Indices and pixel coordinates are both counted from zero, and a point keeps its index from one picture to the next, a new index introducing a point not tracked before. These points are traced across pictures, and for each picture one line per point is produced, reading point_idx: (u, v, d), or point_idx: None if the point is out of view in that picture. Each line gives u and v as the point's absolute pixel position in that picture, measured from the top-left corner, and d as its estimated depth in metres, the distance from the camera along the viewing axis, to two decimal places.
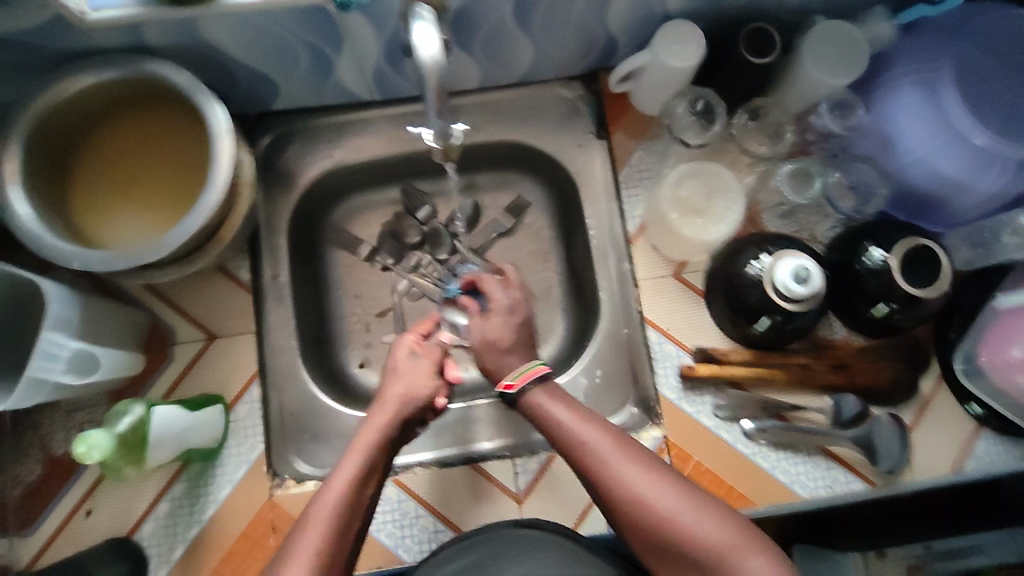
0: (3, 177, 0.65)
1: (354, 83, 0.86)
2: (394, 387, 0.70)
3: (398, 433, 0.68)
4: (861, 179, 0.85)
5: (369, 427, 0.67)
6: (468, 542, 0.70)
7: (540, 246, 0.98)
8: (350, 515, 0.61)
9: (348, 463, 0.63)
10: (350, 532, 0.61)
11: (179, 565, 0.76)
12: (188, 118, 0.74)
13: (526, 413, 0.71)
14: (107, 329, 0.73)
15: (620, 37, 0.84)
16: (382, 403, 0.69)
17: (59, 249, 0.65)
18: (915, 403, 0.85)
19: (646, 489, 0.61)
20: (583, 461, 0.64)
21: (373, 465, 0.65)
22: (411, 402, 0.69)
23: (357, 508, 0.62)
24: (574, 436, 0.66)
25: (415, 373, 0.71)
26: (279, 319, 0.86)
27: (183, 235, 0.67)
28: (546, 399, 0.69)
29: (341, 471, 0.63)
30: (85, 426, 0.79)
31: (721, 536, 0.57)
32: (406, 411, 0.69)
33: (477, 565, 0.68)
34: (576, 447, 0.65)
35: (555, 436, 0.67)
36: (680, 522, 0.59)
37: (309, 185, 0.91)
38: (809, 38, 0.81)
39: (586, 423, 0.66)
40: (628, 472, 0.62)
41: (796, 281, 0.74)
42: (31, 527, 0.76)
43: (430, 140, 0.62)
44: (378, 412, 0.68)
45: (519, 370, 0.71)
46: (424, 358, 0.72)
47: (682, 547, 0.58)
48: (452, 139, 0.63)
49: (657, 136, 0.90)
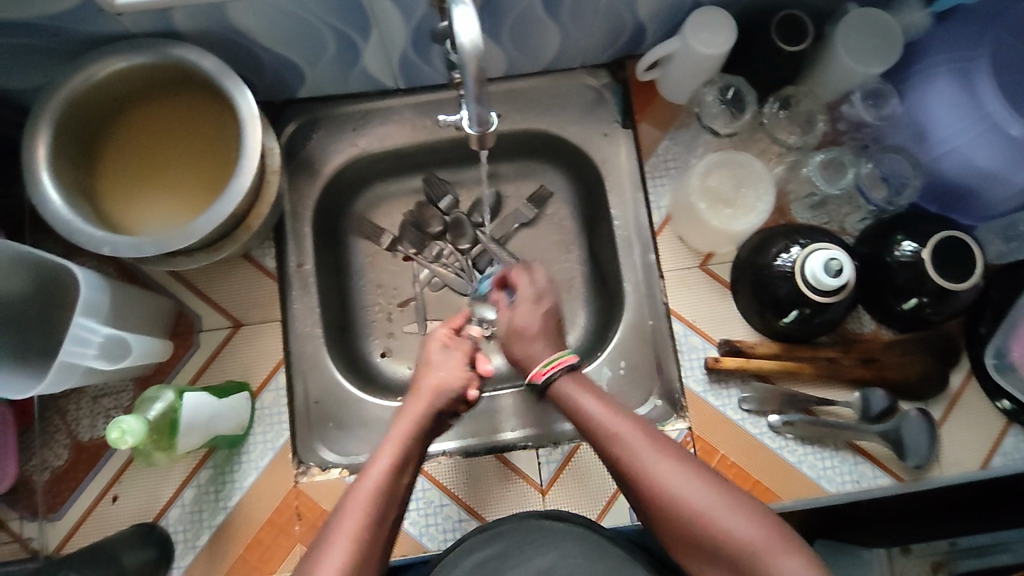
0: (34, 163, 0.65)
1: (379, 70, 0.85)
2: (428, 378, 0.71)
3: (431, 424, 0.69)
4: (892, 170, 0.82)
5: (404, 419, 0.68)
6: (490, 533, 0.69)
7: (562, 237, 0.97)
8: (385, 505, 0.61)
9: (386, 454, 0.64)
10: (387, 523, 0.61)
11: (206, 551, 0.77)
12: (214, 105, 0.74)
13: (556, 402, 0.71)
14: (135, 316, 0.73)
15: (650, 24, 0.83)
16: (416, 391, 0.71)
17: (88, 235, 0.65)
18: (944, 398, 0.83)
19: (676, 482, 0.61)
20: (613, 453, 0.65)
21: (408, 453, 0.66)
22: (444, 393, 0.70)
23: (393, 501, 0.62)
24: (604, 427, 0.66)
25: (447, 366, 0.72)
26: (303, 308, 0.86)
27: (212, 221, 0.67)
28: (576, 388, 0.69)
29: (380, 459, 0.64)
30: (112, 413, 0.79)
31: (753, 533, 0.57)
32: (439, 402, 0.69)
33: (500, 556, 0.67)
34: (605, 438, 0.65)
35: (584, 426, 0.67)
36: (710, 518, 0.58)
37: (333, 174, 0.90)
38: (843, 24, 0.80)
39: (616, 414, 0.66)
40: (658, 465, 0.62)
41: (828, 272, 0.72)
42: (58, 511, 0.77)
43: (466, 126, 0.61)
44: (413, 402, 0.69)
45: (548, 360, 0.72)
46: (455, 351, 0.74)
47: (712, 542, 0.58)
48: (487, 125, 0.60)
49: (685, 125, 0.89)
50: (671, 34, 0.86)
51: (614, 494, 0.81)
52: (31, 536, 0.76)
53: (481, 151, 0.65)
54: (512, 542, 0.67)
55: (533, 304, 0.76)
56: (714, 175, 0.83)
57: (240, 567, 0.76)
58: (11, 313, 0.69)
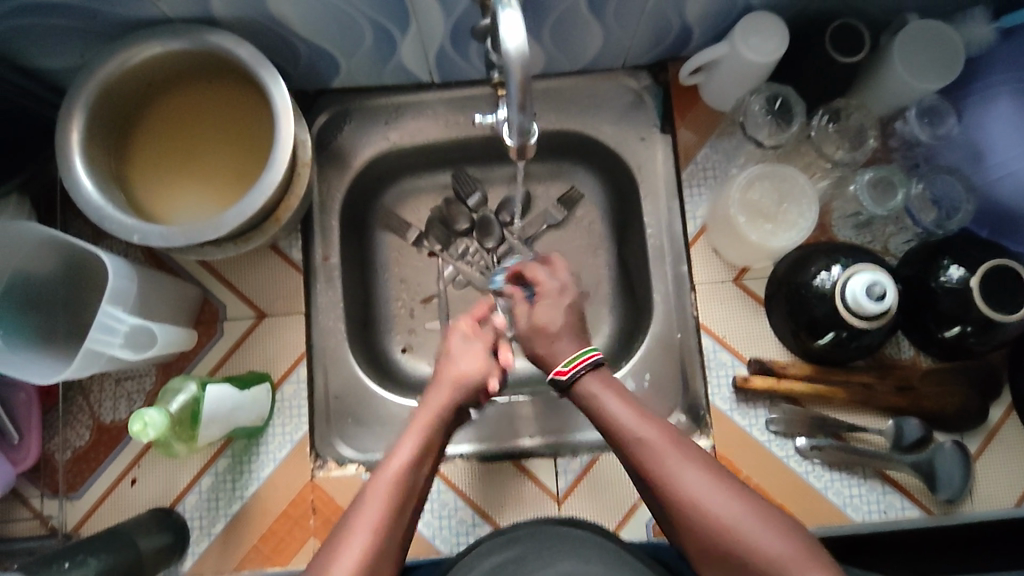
0: (67, 147, 0.65)
1: (414, 64, 0.83)
2: (449, 369, 0.70)
3: (452, 415, 0.67)
4: (945, 191, 0.78)
5: (426, 408, 0.67)
6: (508, 537, 0.67)
7: (590, 241, 0.95)
8: (406, 493, 0.60)
9: (407, 443, 0.63)
10: (406, 514, 0.60)
11: (221, 538, 0.77)
12: (247, 93, 0.73)
13: (576, 402, 0.69)
14: (161, 303, 0.73)
15: (696, 27, 0.80)
16: (438, 383, 0.69)
17: (118, 221, 0.65)
18: (981, 431, 0.80)
19: (708, 492, 0.59)
20: (638, 457, 0.62)
21: (430, 443, 0.64)
22: (462, 386, 0.69)
23: (413, 490, 0.61)
24: (630, 429, 0.64)
25: (468, 357, 0.71)
26: (327, 302, 0.85)
27: (243, 214, 0.66)
28: (599, 387, 0.67)
29: (401, 447, 0.63)
30: (134, 396, 0.79)
31: (786, 553, 0.55)
32: (461, 394, 0.68)
33: (517, 560, 0.65)
34: (631, 441, 0.63)
35: (607, 427, 0.65)
36: (743, 532, 0.56)
37: (362, 166, 0.89)
38: (903, 35, 0.76)
39: (643, 417, 0.64)
40: (689, 474, 0.60)
41: (869, 296, 0.69)
42: (78, 490, 0.77)
43: (508, 136, 0.59)
44: (436, 392, 0.68)
45: (563, 360, 0.69)
46: (477, 341, 0.73)
47: (743, 557, 0.56)
48: (530, 137, 0.58)
49: (727, 133, 0.86)
50: (718, 38, 0.82)
51: (633, 506, 0.80)
52: (52, 514, 0.77)
53: (519, 160, 0.63)
54: (529, 547, 0.66)
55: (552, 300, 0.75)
56: (755, 187, 0.80)
57: (253, 557, 0.77)
58: (39, 293, 0.69)
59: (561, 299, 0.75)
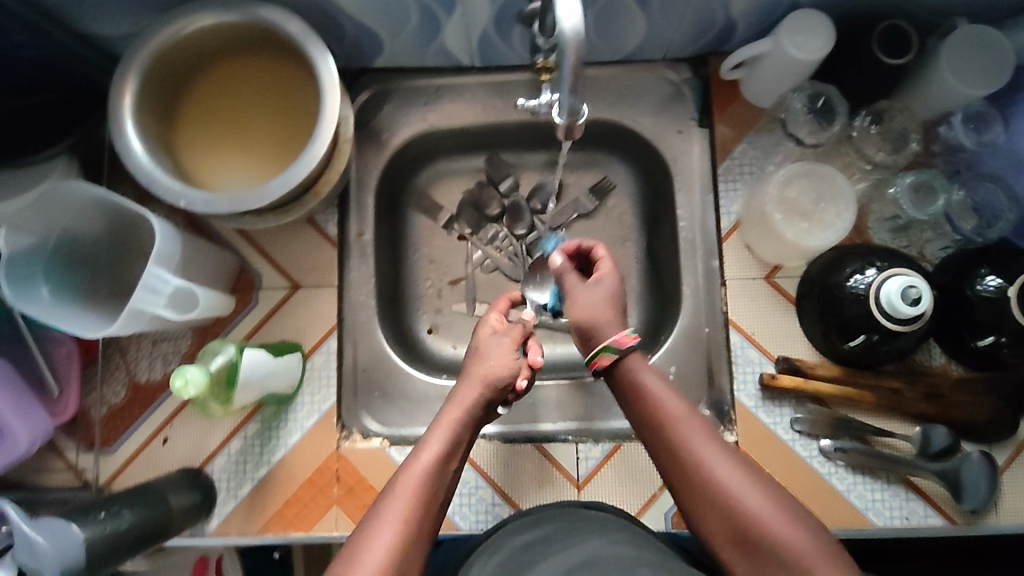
0: (121, 111, 0.67)
1: (457, 47, 0.84)
2: (478, 368, 0.71)
3: (480, 413, 0.68)
4: (987, 199, 0.77)
5: (458, 403, 0.68)
6: (539, 517, 0.70)
7: (620, 231, 0.95)
8: (435, 488, 0.62)
9: (437, 438, 0.65)
10: (433, 508, 0.62)
11: (246, 501, 0.79)
12: (293, 68, 0.73)
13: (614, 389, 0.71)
14: (200, 268, 0.75)
15: (741, 21, 0.80)
16: (466, 379, 0.70)
17: (166, 185, 0.66)
18: (1010, 444, 0.79)
19: (740, 486, 0.60)
20: (675, 446, 0.64)
21: (458, 439, 0.66)
22: (493, 385, 0.69)
23: (438, 485, 0.63)
24: (665, 414, 0.66)
25: (495, 356, 0.72)
26: (360, 276, 0.86)
27: (286, 184, 0.67)
28: (643, 369, 0.69)
29: (432, 442, 0.65)
30: (170, 357, 0.81)
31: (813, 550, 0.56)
32: (490, 394, 0.69)
33: (548, 537, 0.67)
34: (669, 429, 0.65)
35: (642, 409, 0.67)
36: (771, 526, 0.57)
37: (399, 146, 0.90)
38: (954, 38, 0.74)
39: (684, 406, 0.66)
40: (722, 466, 0.61)
41: (905, 300, 0.69)
42: (112, 445, 0.80)
43: (556, 115, 0.59)
44: (465, 391, 0.69)
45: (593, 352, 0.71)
46: (505, 337, 0.74)
47: (771, 554, 0.57)
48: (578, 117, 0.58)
49: (767, 129, 0.85)
50: (762, 34, 0.82)
51: (652, 494, 0.81)
52: (86, 466, 0.80)
53: (566, 141, 0.63)
54: (555, 526, 0.68)
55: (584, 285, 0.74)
56: (793, 185, 0.79)
57: (277, 521, 0.79)
58: (83, 253, 0.71)
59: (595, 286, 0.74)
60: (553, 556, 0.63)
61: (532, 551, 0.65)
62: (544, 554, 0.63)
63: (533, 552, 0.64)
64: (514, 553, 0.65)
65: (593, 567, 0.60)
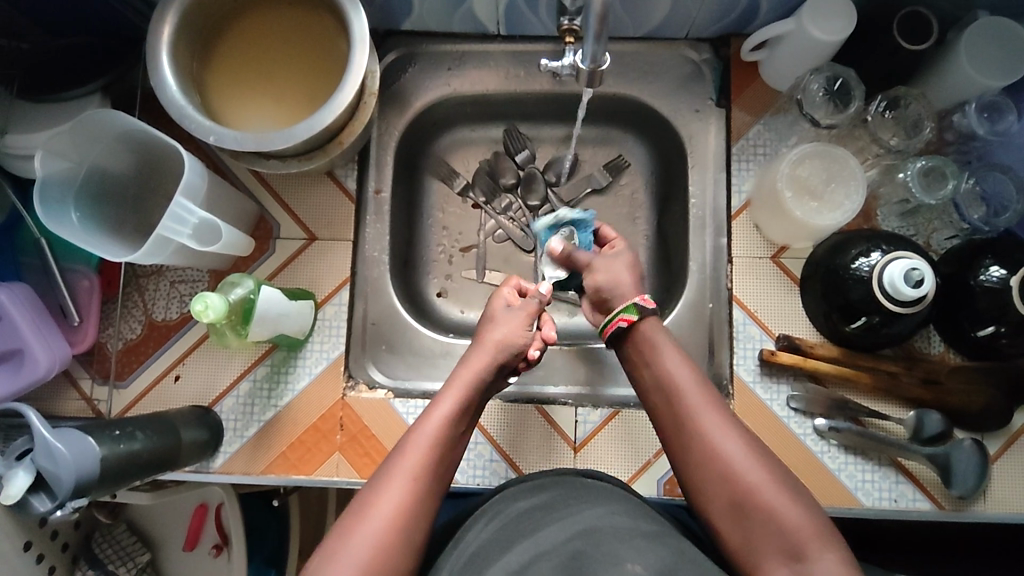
0: (158, 48, 0.69)
1: (484, 13, 0.86)
2: (493, 332, 0.76)
3: (492, 374, 0.73)
4: (994, 189, 0.79)
5: (469, 367, 0.72)
6: (537, 486, 0.71)
7: (631, 208, 0.97)
8: (447, 444, 0.66)
9: (449, 398, 0.69)
10: (446, 462, 0.66)
11: (252, 442, 0.81)
12: (326, 19, 0.75)
13: (626, 353, 0.75)
14: (221, 210, 0.77)
15: (765, 3, 0.81)
16: (480, 343, 0.75)
17: (197, 121, 0.68)
18: (1002, 435, 0.80)
19: (737, 456, 0.63)
20: (680, 415, 0.67)
21: (469, 401, 0.70)
22: (506, 348, 0.74)
23: (451, 442, 0.67)
24: (673, 380, 0.69)
25: (512, 322, 0.76)
26: (375, 234, 0.88)
27: (312, 128, 0.69)
28: (656, 334, 0.73)
29: (443, 400, 0.69)
30: (187, 298, 0.84)
31: (802, 521, 0.59)
32: (502, 356, 0.74)
33: (548, 504, 0.68)
34: (676, 395, 0.68)
35: (656, 374, 0.70)
36: (764, 498, 0.60)
37: (421, 109, 0.92)
38: (972, 30, 0.75)
39: (692, 376, 0.69)
40: (720, 436, 0.64)
41: (908, 282, 0.70)
42: (125, 380, 0.82)
43: (580, 62, 0.66)
44: (475, 354, 0.74)
45: (613, 313, 0.75)
46: (519, 310, 0.77)
47: (762, 521, 0.60)
48: (601, 66, 0.66)
49: (783, 111, 0.86)
50: (784, 17, 0.83)
51: (647, 461, 0.82)
52: (101, 399, 0.82)
53: (587, 88, 0.70)
54: (555, 494, 0.70)
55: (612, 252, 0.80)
56: (805, 165, 0.81)
57: (280, 463, 0.81)
58: (113, 188, 0.73)
59: (618, 254, 0.80)
60: (551, 523, 0.64)
61: (531, 517, 0.66)
62: (545, 519, 0.65)
63: (532, 516, 0.66)
64: (512, 518, 0.67)
65: (593, 535, 0.62)
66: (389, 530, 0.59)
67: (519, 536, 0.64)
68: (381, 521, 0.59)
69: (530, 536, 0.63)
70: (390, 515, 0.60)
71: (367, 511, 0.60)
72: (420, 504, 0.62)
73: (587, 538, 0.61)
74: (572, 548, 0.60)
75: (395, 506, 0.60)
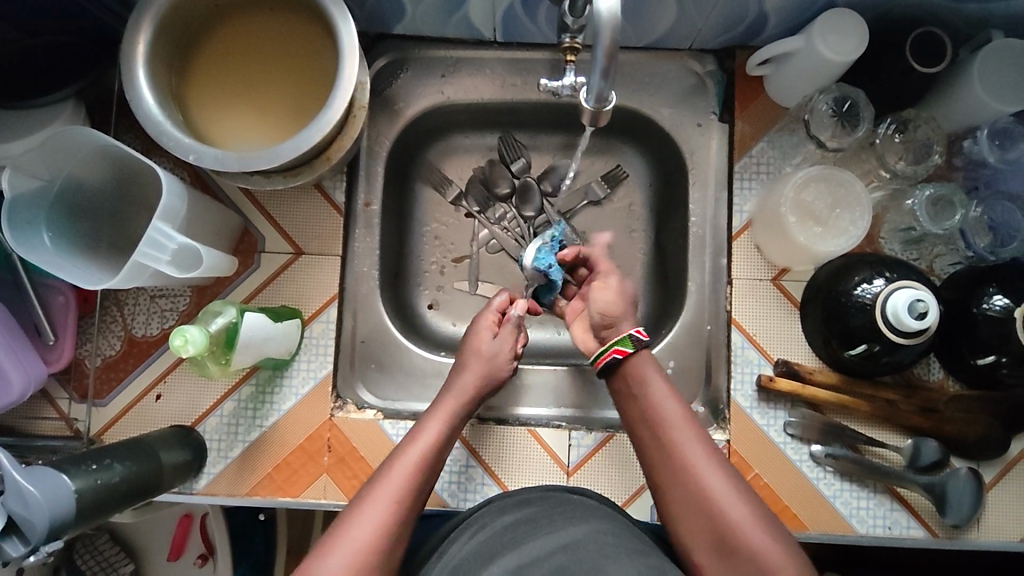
0: (133, 59, 0.65)
1: (480, 19, 0.82)
2: (476, 363, 0.75)
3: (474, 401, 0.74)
4: (1003, 218, 0.77)
5: (452, 393, 0.73)
6: (523, 501, 0.70)
7: (629, 222, 0.95)
8: (428, 472, 0.65)
9: (435, 422, 0.69)
10: (427, 490, 0.65)
11: (235, 463, 0.79)
12: (315, 29, 0.71)
13: (616, 385, 0.72)
14: (202, 226, 0.74)
15: (774, 15, 0.77)
16: (465, 371, 0.75)
17: (176, 139, 0.65)
18: (998, 462, 0.79)
19: (720, 491, 0.61)
20: (665, 449, 0.65)
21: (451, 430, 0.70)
22: (488, 380, 0.75)
23: (434, 467, 0.66)
24: (664, 416, 0.67)
25: (495, 354, 0.76)
26: (365, 248, 0.86)
27: (297, 148, 0.66)
28: (646, 366, 0.71)
29: (429, 427, 0.68)
30: (167, 314, 0.80)
31: (783, 559, 0.58)
32: (484, 384, 0.75)
33: (533, 518, 0.67)
34: (659, 428, 0.66)
35: (644, 409, 0.68)
36: (747, 534, 0.59)
37: (413, 117, 0.88)
38: (987, 52, 0.73)
39: (680, 411, 0.67)
40: (708, 472, 0.63)
41: (911, 313, 0.68)
42: (105, 398, 0.79)
43: (584, 99, 0.63)
44: (463, 376, 0.74)
45: (607, 345, 0.73)
46: (502, 337, 0.78)
47: (745, 557, 0.58)
48: (606, 103, 0.63)
49: (788, 130, 0.84)
50: (792, 31, 0.80)
51: (642, 485, 0.81)
52: (79, 418, 0.79)
53: (589, 127, 0.67)
54: (539, 508, 0.68)
55: (604, 278, 0.79)
56: (810, 189, 0.78)
57: (265, 485, 0.79)
58: (88, 202, 0.70)
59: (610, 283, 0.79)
60: (539, 537, 0.63)
61: (516, 531, 0.64)
62: (532, 535, 0.63)
63: (519, 530, 0.65)
64: (497, 532, 0.65)
65: (574, 550, 0.60)
66: (367, 553, 0.57)
67: (504, 549, 0.62)
68: (360, 545, 0.58)
69: (515, 548, 0.62)
70: (369, 539, 0.58)
71: (344, 531, 0.58)
72: (394, 537, 0.60)
73: (570, 553, 0.60)
74: (555, 563, 0.59)
75: (368, 538, 0.58)
